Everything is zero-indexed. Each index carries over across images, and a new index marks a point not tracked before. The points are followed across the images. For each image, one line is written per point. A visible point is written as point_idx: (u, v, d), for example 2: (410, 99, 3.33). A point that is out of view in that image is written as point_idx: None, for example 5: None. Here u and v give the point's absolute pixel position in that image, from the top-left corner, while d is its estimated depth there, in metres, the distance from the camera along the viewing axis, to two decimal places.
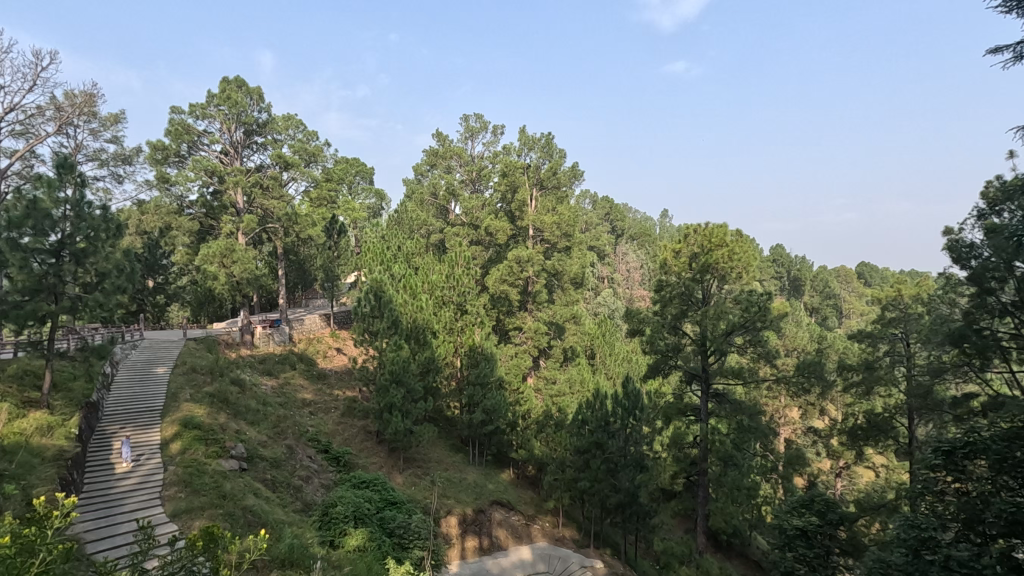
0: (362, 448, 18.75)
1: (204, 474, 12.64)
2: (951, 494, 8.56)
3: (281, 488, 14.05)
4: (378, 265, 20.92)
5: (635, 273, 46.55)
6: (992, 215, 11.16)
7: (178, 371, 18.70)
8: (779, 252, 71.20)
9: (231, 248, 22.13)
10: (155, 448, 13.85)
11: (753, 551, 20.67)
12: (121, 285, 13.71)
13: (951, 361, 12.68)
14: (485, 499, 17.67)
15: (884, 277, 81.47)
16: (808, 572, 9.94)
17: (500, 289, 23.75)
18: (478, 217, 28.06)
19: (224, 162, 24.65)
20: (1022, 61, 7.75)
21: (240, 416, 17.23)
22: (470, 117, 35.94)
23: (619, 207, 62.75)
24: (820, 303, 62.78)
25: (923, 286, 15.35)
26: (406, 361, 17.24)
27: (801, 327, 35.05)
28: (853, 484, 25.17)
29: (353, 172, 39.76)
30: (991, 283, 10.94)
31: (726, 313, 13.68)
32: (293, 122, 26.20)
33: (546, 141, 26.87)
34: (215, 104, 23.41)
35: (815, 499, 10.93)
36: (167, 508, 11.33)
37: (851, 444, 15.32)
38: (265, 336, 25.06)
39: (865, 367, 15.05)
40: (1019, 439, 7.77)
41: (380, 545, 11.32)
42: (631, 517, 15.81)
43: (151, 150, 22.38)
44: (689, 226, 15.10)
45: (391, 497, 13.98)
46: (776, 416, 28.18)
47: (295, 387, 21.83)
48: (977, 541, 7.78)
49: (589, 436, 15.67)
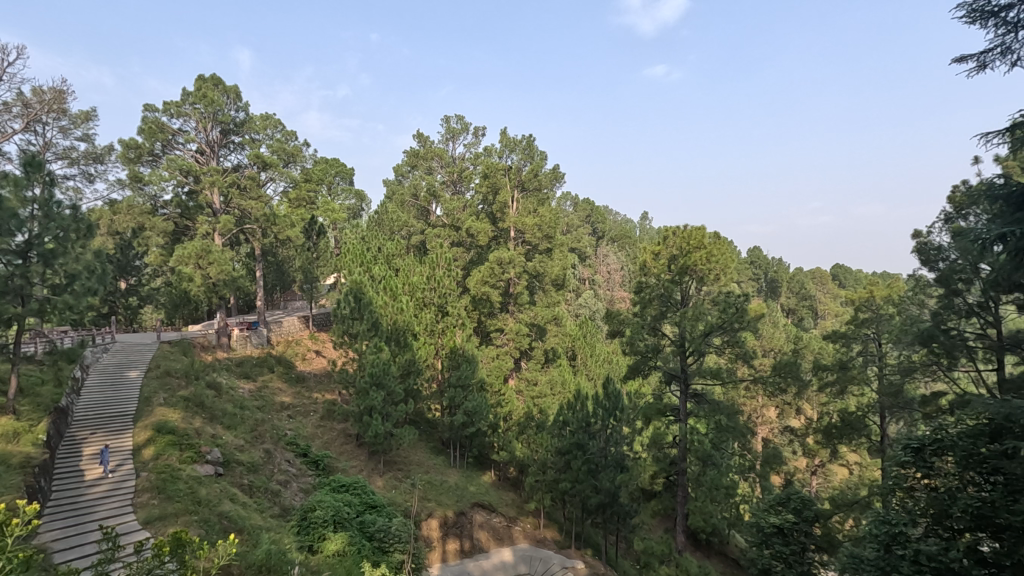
0: (341, 451, 18.56)
1: (178, 480, 12.36)
2: (921, 489, 8.77)
3: (258, 493, 13.82)
4: (358, 266, 20.68)
5: (616, 275, 46.89)
6: (959, 219, 11.63)
7: (151, 375, 18.27)
8: (756, 254, 72.63)
9: (207, 248, 21.73)
10: (127, 455, 13.52)
11: (731, 549, 20.99)
12: (91, 286, 13.40)
13: (921, 360, 13.06)
14: (467, 502, 17.60)
15: (858, 279, 83.15)
16: (784, 569, 10.12)
17: (482, 290, 23.77)
18: (459, 219, 28.07)
19: (199, 161, 24.20)
20: (985, 71, 8.09)
21: (216, 420, 16.91)
22: (451, 118, 35.92)
23: (599, 209, 63.23)
24: (797, 304, 64.05)
25: (894, 287, 15.70)
26: (386, 363, 17.09)
27: (778, 327, 35.71)
28: (827, 481, 25.69)
29: (333, 173, 39.39)
30: (958, 285, 11.37)
31: (704, 314, 13.89)
32: (271, 121, 25.86)
33: (527, 142, 26.95)
34: (190, 102, 22.96)
35: (791, 497, 11.10)
36: (140, 515, 11.09)
37: (826, 442, 15.60)
38: (242, 338, 24.69)
39: (839, 367, 15.36)
40: (984, 435, 8.05)
41: (360, 548, 11.20)
42: (612, 517, 15.90)
43: (123, 149, 21.88)
44: (668, 229, 15.28)
45: (370, 501, 13.84)
46: (753, 416, 28.67)
47: (273, 390, 21.51)
48: (944, 535, 7.97)
49: (570, 437, 15.73)
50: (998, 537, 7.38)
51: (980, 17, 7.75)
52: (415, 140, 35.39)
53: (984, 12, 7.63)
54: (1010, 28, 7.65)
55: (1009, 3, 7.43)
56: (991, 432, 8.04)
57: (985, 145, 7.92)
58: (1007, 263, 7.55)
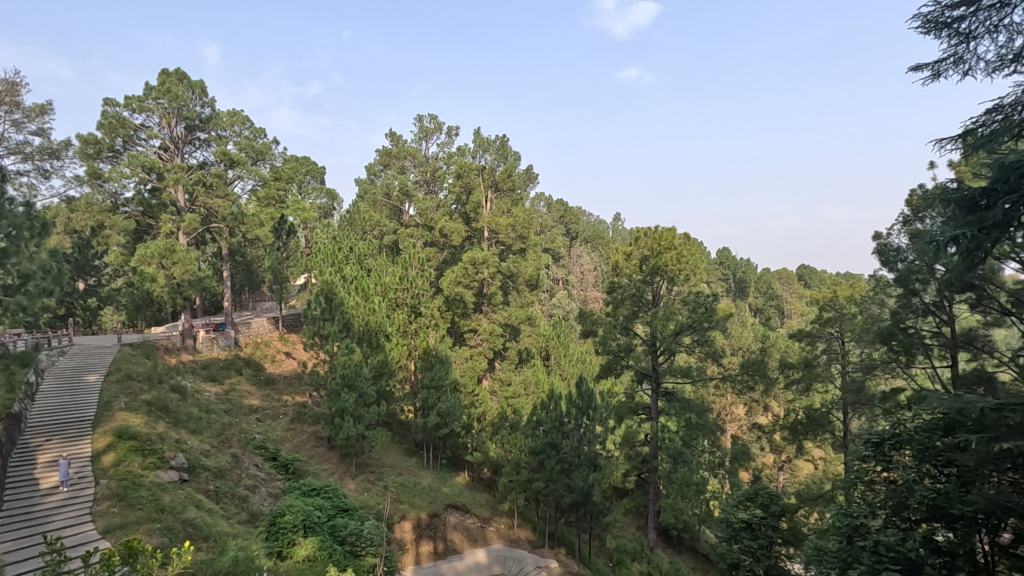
0: (312, 455, 18.24)
1: (140, 486, 11.94)
2: (881, 483, 9.02)
3: (224, 499, 13.46)
4: (329, 266, 20.25)
5: (589, 275, 47.64)
6: (916, 221, 12.25)
7: (111, 380, 17.62)
8: (725, 255, 74.36)
9: (171, 248, 21.11)
10: (85, 462, 13.03)
11: (701, 545, 21.38)
12: (46, 287, 12.87)
13: (881, 358, 13.51)
14: (440, 503, 17.48)
15: (824, 280, 85.34)
16: (753, 563, 10.33)
17: (455, 291, 23.65)
18: (432, 219, 28.00)
19: (163, 158, 23.45)
20: (938, 80, 8.43)
21: (181, 425, 16.39)
22: (424, 118, 35.69)
23: (573, 210, 63.77)
24: (764, 304, 65.84)
25: (856, 288, 16.09)
26: (358, 364, 16.91)
27: (747, 327, 36.50)
28: (794, 476, 26.38)
29: (303, 172, 38.73)
30: (915, 285, 11.82)
31: (674, 313, 14.11)
32: (239, 118, 25.29)
33: (501, 142, 26.89)
34: (154, 97, 22.23)
35: (759, 492, 11.26)
36: (99, 525, 10.69)
37: (793, 438, 15.93)
38: (209, 341, 24.05)
39: (805, 364, 15.76)
40: (939, 429, 8.43)
41: (331, 553, 10.96)
42: (585, 516, 16.05)
43: (82, 144, 21.10)
44: (639, 230, 15.46)
45: (342, 504, 13.59)
46: (722, 414, 29.30)
47: (241, 393, 20.96)
48: (902, 526, 8.20)
49: (543, 436, 15.81)
50: (952, 527, 7.65)
51: (934, 28, 8.05)
52: (387, 140, 35.03)
53: (937, 22, 7.92)
54: (962, 39, 7.98)
55: (960, 15, 7.76)
56: (945, 425, 8.42)
57: (939, 150, 8.21)
58: (960, 264, 7.76)
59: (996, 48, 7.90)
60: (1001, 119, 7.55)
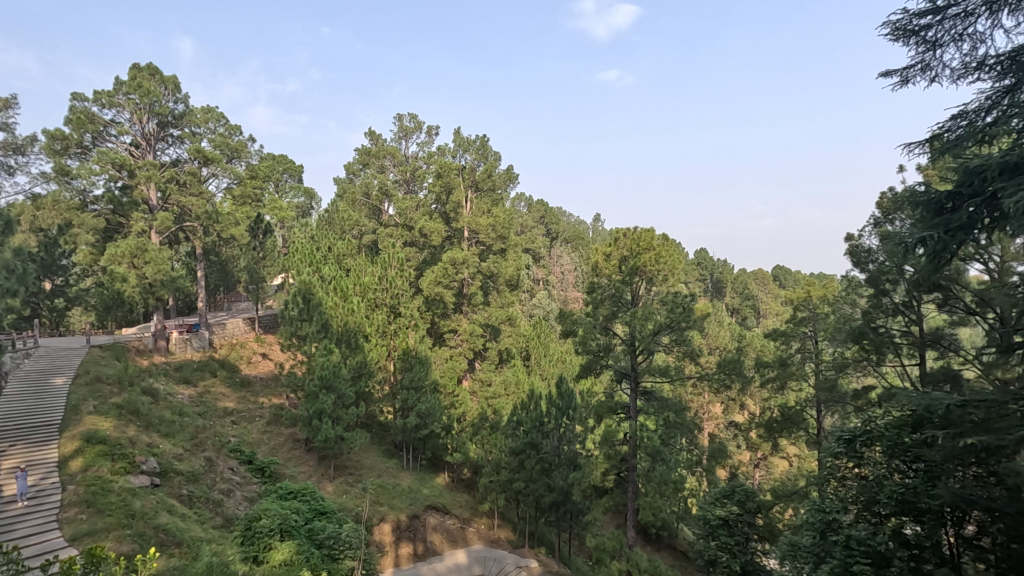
0: (289, 458, 17.96)
1: (110, 492, 11.62)
2: (852, 478, 9.22)
3: (198, 504, 13.18)
4: (307, 266, 19.94)
5: (569, 275, 48.23)
6: (886, 223, 12.60)
7: (79, 383, 17.10)
8: (703, 256, 75.46)
9: (143, 247, 20.60)
10: (51, 467, 12.64)
11: (679, 542, 21.67)
12: (10, 288, 12.35)
13: (853, 356, 13.84)
14: (419, 504, 17.38)
15: (798, 280, 87.02)
16: (730, 559, 10.47)
17: (435, 291, 23.52)
18: (412, 219, 27.83)
19: (134, 154, 22.89)
20: (906, 86, 8.66)
21: (153, 428, 15.98)
22: (404, 117, 35.46)
23: (554, 210, 64.02)
24: (740, 304, 66.86)
25: (829, 288, 16.44)
26: (336, 365, 16.70)
27: (724, 326, 37.09)
28: (769, 473, 26.90)
29: (280, 170, 38.10)
30: (885, 285, 12.15)
31: (653, 313, 14.23)
32: (213, 115, 24.82)
33: (481, 142, 26.87)
34: (124, 92, 21.65)
35: (736, 489, 11.40)
36: (66, 532, 10.36)
37: (768, 436, 16.19)
38: (182, 342, 23.53)
39: (780, 363, 16.05)
40: (908, 426, 8.68)
41: (309, 557, 10.77)
42: (565, 515, 16.16)
43: (49, 139, 20.45)
44: (619, 230, 15.56)
45: (320, 506, 13.41)
46: (700, 412, 29.73)
47: (215, 395, 20.57)
48: (872, 520, 8.41)
49: (523, 436, 15.81)
50: (920, 520, 7.85)
51: (903, 35, 8.26)
52: (366, 139, 34.72)
53: (905, 30, 8.12)
54: (928, 47, 8.20)
55: (928, 23, 7.97)
56: (913, 422, 8.69)
57: (908, 154, 8.44)
58: (927, 265, 7.96)
59: (961, 56, 8.14)
60: (966, 124, 7.78)
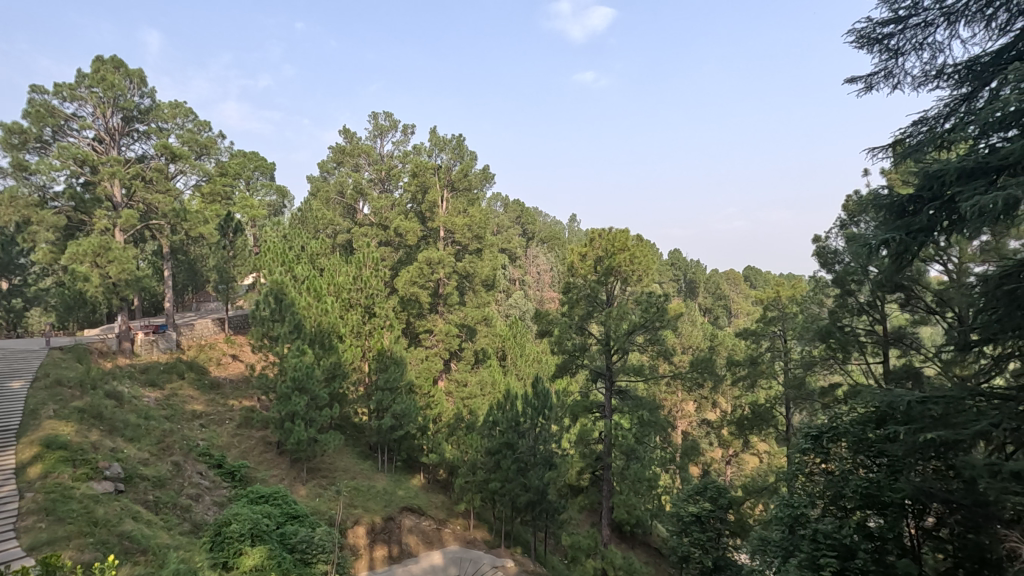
0: (260, 461, 17.62)
1: (71, 500, 11.15)
2: (819, 474, 9.42)
3: (165, 510, 12.81)
4: (279, 266, 19.57)
5: (545, 275, 48.41)
6: (852, 225, 13.01)
7: (38, 386, 16.42)
8: (676, 257, 76.59)
9: (106, 245, 19.95)
10: (7, 474, 11.92)
11: (653, 538, 21.96)
12: None
13: (820, 354, 14.18)
14: (395, 506, 17.27)
15: (768, 281, 88.76)
16: (702, 555, 10.72)
17: (410, 291, 23.30)
18: (387, 218, 27.57)
19: (97, 150, 22.14)
20: (870, 92, 8.93)
21: (117, 433, 15.49)
22: (379, 115, 35.06)
23: (529, 211, 64.07)
24: (712, 303, 67.87)
25: (797, 288, 16.82)
26: (309, 366, 16.39)
27: (698, 326, 37.73)
28: (741, 469, 27.44)
29: (251, 168, 37.33)
30: (851, 286, 12.50)
31: (628, 313, 14.37)
32: (181, 110, 24.20)
33: (457, 141, 26.74)
34: (87, 85, 20.90)
35: (708, 486, 11.56)
36: (24, 540, 9.73)
37: (739, 433, 16.51)
38: (148, 343, 22.87)
39: (750, 362, 16.42)
40: (872, 422, 8.96)
41: (281, 562, 10.65)
42: (541, 514, 16.28)
43: (5, 133, 19.64)
44: (594, 231, 15.68)
45: (293, 510, 13.19)
46: (674, 411, 30.19)
47: (183, 398, 20.05)
48: (838, 514, 8.58)
49: (499, 436, 15.86)
50: (883, 513, 8.05)
51: (867, 43, 8.51)
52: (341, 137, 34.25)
53: (869, 38, 8.36)
54: (891, 55, 8.48)
55: (890, 32, 8.23)
56: (877, 418, 8.97)
57: (872, 158, 8.74)
58: (890, 266, 8.22)
59: (921, 64, 8.44)
60: (926, 130, 8.08)
